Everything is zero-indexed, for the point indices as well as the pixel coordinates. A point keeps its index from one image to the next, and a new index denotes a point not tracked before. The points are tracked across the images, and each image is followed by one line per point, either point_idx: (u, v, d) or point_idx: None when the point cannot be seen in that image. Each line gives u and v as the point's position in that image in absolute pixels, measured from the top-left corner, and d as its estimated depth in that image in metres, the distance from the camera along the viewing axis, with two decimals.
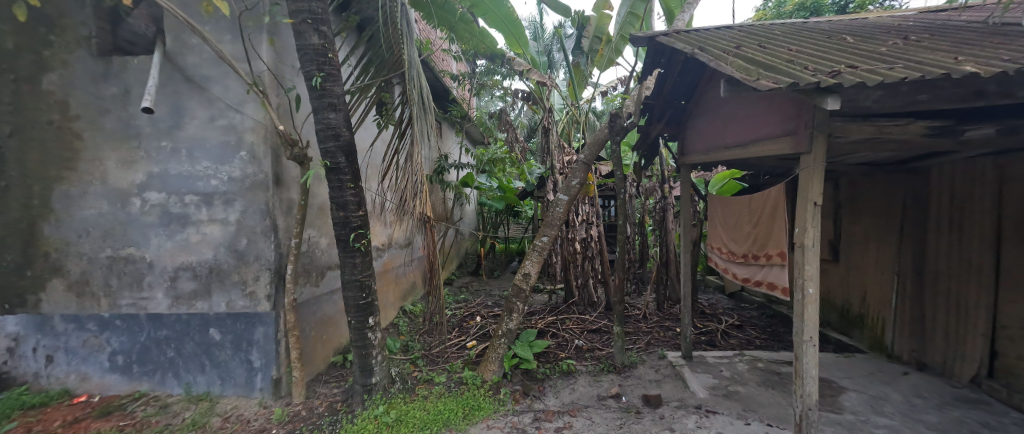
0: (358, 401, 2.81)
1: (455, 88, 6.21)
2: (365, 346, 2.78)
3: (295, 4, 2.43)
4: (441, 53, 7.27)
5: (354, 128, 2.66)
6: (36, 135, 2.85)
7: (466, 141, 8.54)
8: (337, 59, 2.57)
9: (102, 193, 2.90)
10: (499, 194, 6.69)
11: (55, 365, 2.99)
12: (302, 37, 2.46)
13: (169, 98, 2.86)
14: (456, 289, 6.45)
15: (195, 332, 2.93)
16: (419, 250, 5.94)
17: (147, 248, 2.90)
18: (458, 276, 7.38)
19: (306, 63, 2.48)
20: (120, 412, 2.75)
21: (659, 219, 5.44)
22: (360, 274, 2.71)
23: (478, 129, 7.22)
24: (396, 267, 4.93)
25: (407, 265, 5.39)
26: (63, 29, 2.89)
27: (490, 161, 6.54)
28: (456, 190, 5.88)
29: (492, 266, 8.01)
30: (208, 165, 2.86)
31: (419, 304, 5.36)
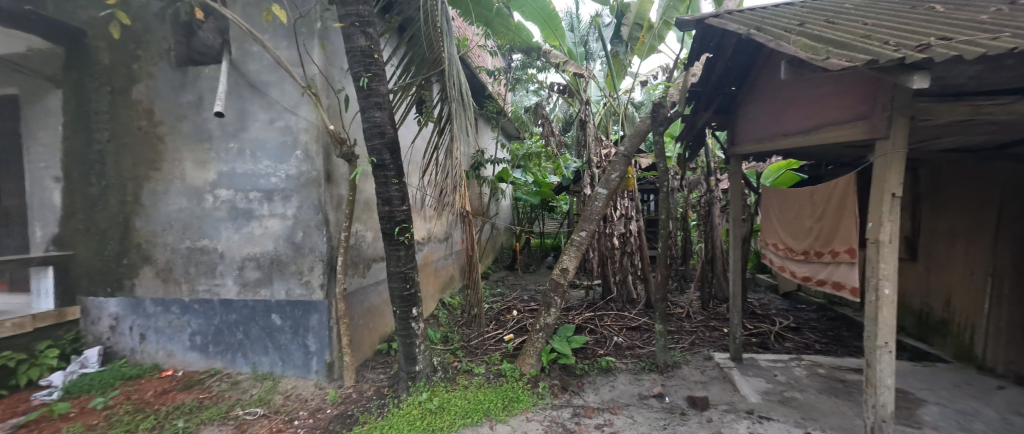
0: (404, 387, 2.96)
1: (490, 82, 6.21)
2: (409, 335, 2.91)
3: (344, 9, 2.56)
4: (478, 49, 7.31)
5: (398, 126, 2.77)
6: (131, 139, 3.25)
7: (501, 135, 8.55)
8: (382, 59, 2.67)
9: (181, 191, 3.23)
10: (535, 188, 6.68)
11: (147, 342, 3.38)
12: (350, 39, 2.58)
13: (235, 102, 3.12)
14: (492, 282, 6.53)
15: (259, 317, 3.20)
16: (457, 243, 6.08)
17: (219, 240, 3.20)
18: (493, 270, 7.46)
19: (355, 64, 2.60)
20: (200, 386, 3.08)
21: (703, 212, 5.18)
22: (405, 266, 2.83)
23: (513, 124, 7.22)
24: (435, 260, 5.07)
25: (445, 258, 5.50)
26: (147, 44, 3.21)
27: (526, 155, 6.47)
28: (491, 185, 5.91)
29: (527, 261, 7.89)
30: (269, 164, 3.09)
31: (457, 296, 5.50)
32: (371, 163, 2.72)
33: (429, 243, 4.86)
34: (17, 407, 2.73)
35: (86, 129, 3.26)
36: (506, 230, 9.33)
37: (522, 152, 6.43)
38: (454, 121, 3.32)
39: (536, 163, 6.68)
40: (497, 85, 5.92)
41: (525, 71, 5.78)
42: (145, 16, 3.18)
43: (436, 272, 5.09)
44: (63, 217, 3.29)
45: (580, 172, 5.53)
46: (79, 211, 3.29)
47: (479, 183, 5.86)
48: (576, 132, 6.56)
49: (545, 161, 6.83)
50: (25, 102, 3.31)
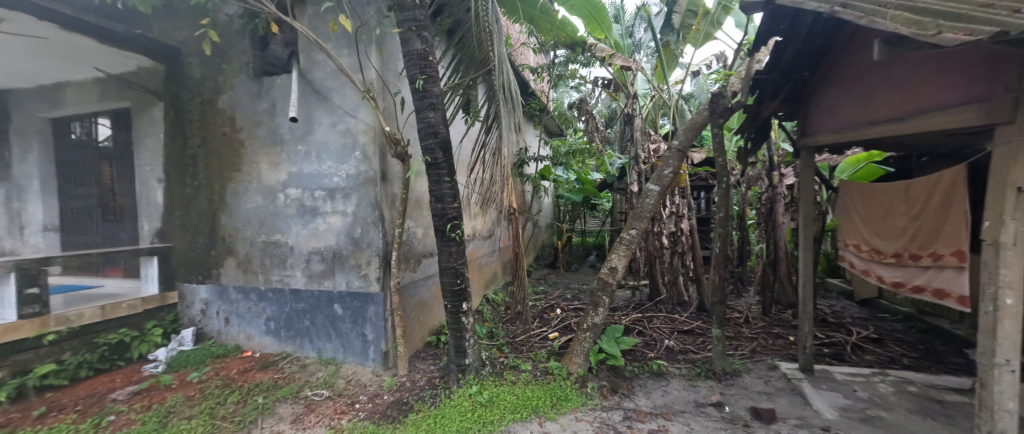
0: (454, 378, 3.07)
1: (533, 79, 6.17)
2: (459, 329, 3.00)
3: (402, 15, 2.69)
4: (520, 48, 7.28)
5: (450, 125, 2.87)
6: (218, 145, 3.65)
7: (543, 133, 8.45)
8: (436, 61, 2.78)
9: (257, 190, 3.57)
10: (577, 186, 6.50)
11: (230, 325, 3.78)
12: (407, 43, 2.72)
13: (304, 108, 3.39)
14: (534, 280, 6.51)
15: (323, 307, 3.47)
16: (500, 241, 6.13)
17: (289, 235, 3.51)
18: (535, 268, 7.43)
19: (411, 67, 2.73)
20: (274, 366, 3.42)
21: (764, 210, 4.74)
22: (455, 262, 2.92)
23: (556, 122, 7.12)
24: (479, 257, 5.16)
25: (488, 255, 5.59)
26: (230, 58, 3.57)
27: (569, 152, 6.41)
28: (534, 184, 5.89)
29: (569, 259, 7.76)
30: (332, 164, 3.33)
31: (500, 293, 5.55)
32: (424, 162, 2.84)
33: (474, 240, 4.96)
34: (132, 377, 3.26)
35: (184, 137, 3.72)
36: (548, 228, 9.24)
37: (565, 150, 6.37)
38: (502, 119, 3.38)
39: (579, 159, 6.51)
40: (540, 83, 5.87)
41: (569, 67, 5.66)
42: (229, 32, 3.53)
43: (480, 269, 5.18)
44: (166, 215, 3.82)
45: (626, 168, 5.33)
46: (179, 209, 3.79)
47: (523, 180, 5.86)
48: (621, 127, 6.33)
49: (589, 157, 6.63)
50: (137, 115, 3.83)
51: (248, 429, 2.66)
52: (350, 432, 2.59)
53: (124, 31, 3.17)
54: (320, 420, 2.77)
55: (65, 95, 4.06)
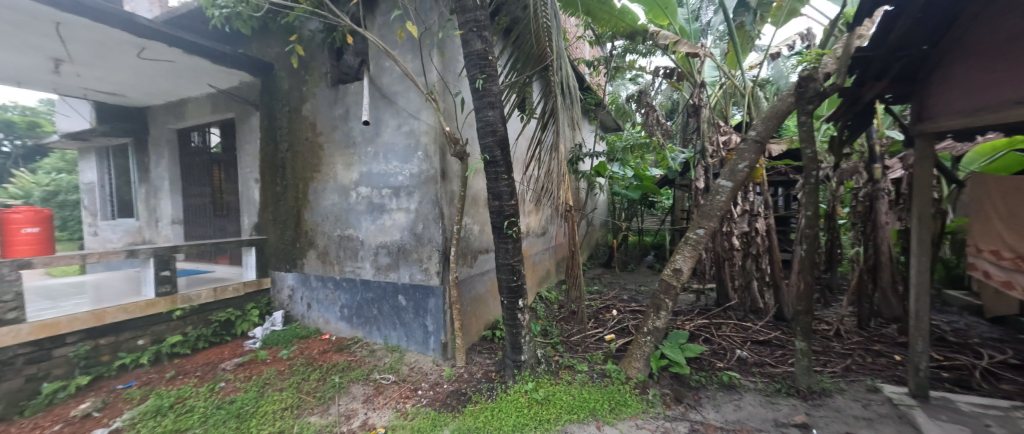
0: (510, 374, 3.12)
1: (589, 74, 5.99)
2: (515, 325, 3.04)
3: (464, 17, 2.80)
4: (575, 42, 7.11)
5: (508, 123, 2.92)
6: (303, 149, 4.08)
7: (598, 129, 8.13)
8: (495, 60, 2.85)
9: (334, 189, 3.93)
10: (635, 183, 6.11)
11: (311, 310, 4.21)
12: (469, 44, 2.81)
13: (374, 112, 3.65)
14: (588, 279, 6.33)
15: (389, 297, 3.72)
16: (553, 238, 6.06)
17: (360, 230, 3.81)
18: (590, 267, 7.20)
19: (472, 68, 2.83)
20: (348, 350, 3.75)
21: (860, 208, 4.13)
22: (512, 259, 2.96)
23: (614, 116, 6.84)
24: (533, 254, 5.15)
25: (542, 252, 5.59)
26: (312, 69, 3.96)
27: (626, 148, 5.93)
28: (589, 180, 5.72)
29: (626, 259, 7.39)
30: (397, 164, 3.55)
31: (554, 291, 5.50)
32: (483, 161, 2.92)
33: (528, 237, 4.96)
34: (236, 350, 3.79)
35: (275, 142, 4.22)
36: (602, 226, 8.91)
37: (621, 144, 5.89)
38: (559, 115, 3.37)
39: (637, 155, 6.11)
40: (596, 77, 5.67)
41: (627, 58, 5.39)
42: (311, 46, 3.92)
43: (533, 266, 5.18)
44: (261, 211, 4.37)
45: (690, 164, 4.96)
46: (271, 206, 4.31)
47: (579, 178, 5.74)
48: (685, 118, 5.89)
49: (649, 152, 6.28)
50: (239, 124, 4.42)
51: (327, 404, 2.97)
52: (414, 416, 2.77)
53: (229, 51, 3.68)
54: (387, 403, 3.00)
55: (185, 108, 4.78)
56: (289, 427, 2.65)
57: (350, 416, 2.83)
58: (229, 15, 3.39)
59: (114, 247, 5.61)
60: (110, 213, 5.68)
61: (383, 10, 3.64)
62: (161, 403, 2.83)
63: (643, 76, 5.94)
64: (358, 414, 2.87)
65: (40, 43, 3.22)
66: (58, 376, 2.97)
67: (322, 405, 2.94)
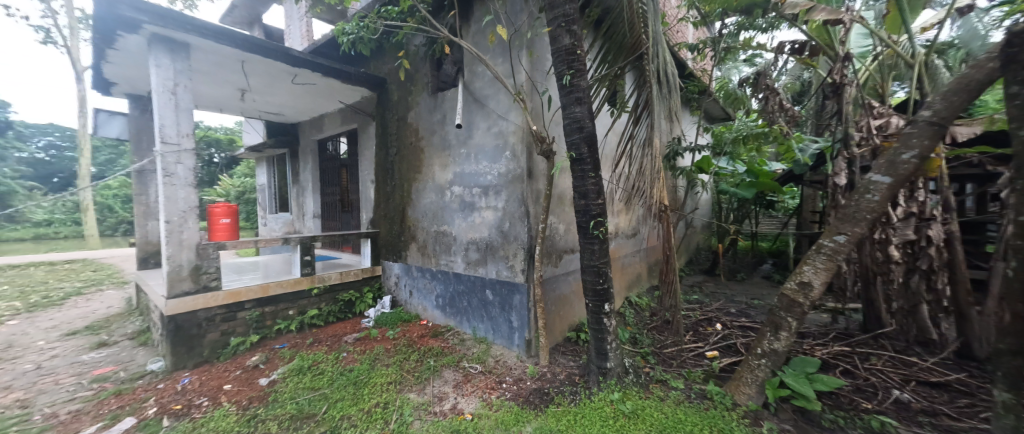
0: (595, 380, 3.01)
1: (692, 58, 5.41)
2: (601, 330, 2.92)
3: (553, 13, 2.79)
4: (677, 25, 6.47)
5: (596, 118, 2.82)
6: (408, 152, 4.56)
7: (703, 120, 7.26)
8: (584, 54, 2.77)
9: (432, 188, 4.30)
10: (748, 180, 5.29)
11: (413, 297, 4.69)
12: (557, 40, 2.79)
13: (467, 116, 3.89)
14: (687, 287, 5.72)
15: (477, 290, 3.93)
16: (647, 240, 5.66)
17: (453, 226, 4.10)
18: (689, 273, 6.49)
19: (559, 64, 2.80)
20: (442, 336, 4.08)
21: None
22: (598, 261, 2.85)
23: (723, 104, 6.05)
24: (622, 256, 4.90)
25: (633, 255, 5.27)
26: (416, 80, 4.38)
27: (736, 140, 5.25)
28: (689, 177, 5.16)
29: (735, 266, 6.47)
30: (487, 164, 3.73)
31: (646, 297, 5.14)
32: (569, 158, 2.87)
33: (617, 238, 4.74)
34: (355, 326, 4.44)
35: (387, 147, 4.81)
36: (705, 228, 7.96)
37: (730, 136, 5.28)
38: (654, 107, 3.11)
39: (751, 148, 5.31)
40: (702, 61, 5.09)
41: (741, 36, 4.69)
42: (416, 59, 4.35)
43: (622, 268, 4.92)
44: (376, 208, 5.04)
45: (827, 155, 4.09)
46: (383, 203, 4.93)
47: (678, 174, 5.23)
48: (819, 101, 4.89)
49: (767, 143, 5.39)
50: (362, 133, 5.16)
51: (423, 384, 3.27)
52: (498, 408, 2.88)
53: (353, 70, 4.33)
54: (475, 391, 3.18)
55: (324, 122, 5.78)
56: (393, 401, 2.99)
57: (442, 398, 3.08)
58: (353, 40, 3.95)
59: (276, 235, 7.08)
60: (274, 208, 7.19)
61: (477, 18, 3.86)
62: (302, 364, 3.48)
63: (763, 55, 5.11)
64: (449, 397, 3.09)
65: (232, 78, 4.25)
66: (240, 333, 3.89)
67: (419, 384, 3.26)
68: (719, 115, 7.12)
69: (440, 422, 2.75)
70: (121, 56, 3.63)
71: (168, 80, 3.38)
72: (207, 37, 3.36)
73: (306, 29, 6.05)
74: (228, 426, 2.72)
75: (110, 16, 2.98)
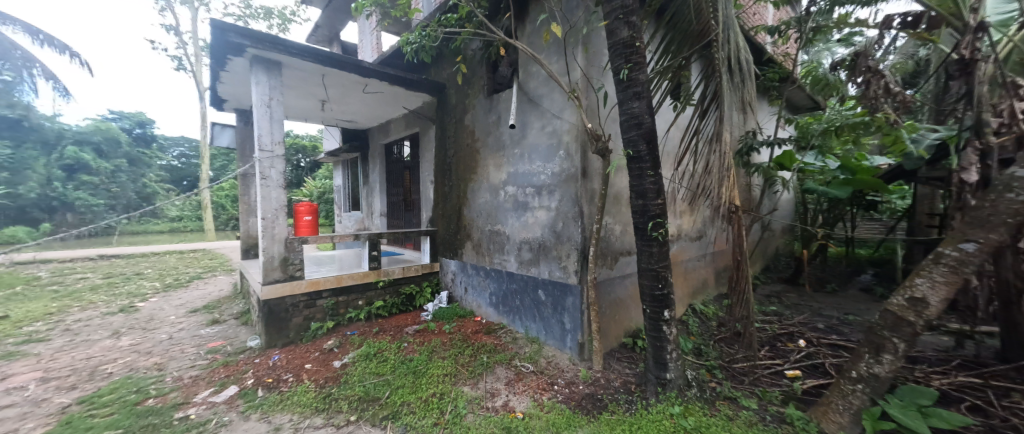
0: (652, 391, 2.85)
1: (772, 41, 4.85)
2: (660, 338, 2.75)
3: (610, 6, 2.69)
4: (754, 7, 5.84)
5: (656, 114, 2.66)
6: (465, 153, 4.71)
7: (785, 111, 6.49)
8: (644, 46, 2.63)
9: (487, 188, 4.39)
10: (842, 177, 4.58)
11: (467, 293, 4.85)
12: (614, 33, 2.69)
13: (521, 116, 3.92)
14: (764, 296, 5.15)
15: (530, 290, 3.94)
16: (715, 244, 5.22)
17: (507, 226, 4.15)
18: (766, 281, 5.84)
19: (616, 58, 2.69)
20: (495, 333, 4.16)
21: None
22: (657, 264, 2.68)
23: (810, 90, 5.35)
24: (685, 260, 4.59)
25: (698, 259, 4.88)
26: (474, 83, 4.51)
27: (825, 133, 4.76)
28: (767, 173, 4.65)
29: (825, 276, 5.68)
30: (540, 164, 3.72)
31: (713, 306, 4.73)
32: (627, 156, 2.75)
33: (679, 241, 4.45)
34: (416, 319, 4.71)
35: (446, 149, 5.02)
36: (787, 232, 7.11)
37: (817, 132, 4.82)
38: (723, 98, 2.85)
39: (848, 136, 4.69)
40: (784, 44, 4.55)
41: (835, 13, 4.10)
42: (474, 63, 4.48)
43: (686, 273, 4.60)
44: (436, 207, 5.29)
45: (951, 146, 3.40)
46: (442, 203, 5.16)
47: (752, 171, 4.73)
48: (940, 82, 4.10)
49: (868, 134, 4.65)
50: (423, 136, 5.45)
51: (477, 379, 3.36)
52: (550, 409, 2.85)
53: (416, 77, 4.60)
54: (526, 390, 3.18)
55: (390, 127, 6.21)
56: (448, 393, 3.12)
57: (494, 394, 3.13)
58: (416, 48, 4.17)
59: (349, 231, 7.77)
60: (347, 207, 7.90)
61: (533, 18, 3.87)
62: (369, 350, 3.77)
63: (863, 33, 4.41)
64: (501, 394, 3.14)
65: (314, 90, 4.75)
66: (319, 318, 4.33)
67: (473, 379, 3.35)
68: (805, 105, 6.31)
69: (492, 418, 2.80)
70: (230, 76, 4.25)
71: (264, 95, 3.88)
72: (294, 55, 3.79)
73: (377, 42, 6.55)
74: (308, 402, 3.06)
75: (221, 42, 3.49)
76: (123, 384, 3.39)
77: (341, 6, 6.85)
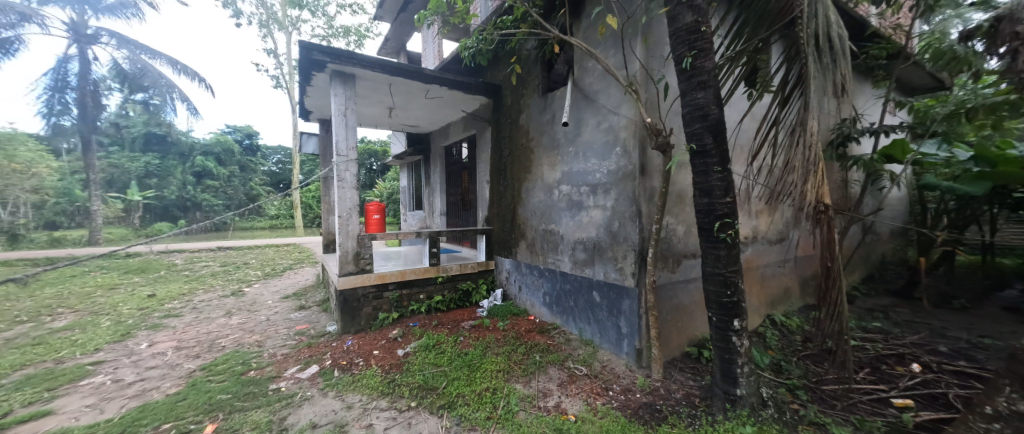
0: (720, 407, 2.61)
1: (875, 12, 4.15)
2: (729, 350, 2.51)
3: None
4: None
5: (725, 104, 2.43)
6: (520, 153, 4.75)
7: (897, 93, 5.50)
8: (710, 30, 2.42)
9: (541, 187, 4.38)
10: (975, 170, 3.75)
11: (521, 292, 4.89)
12: (677, 20, 2.52)
13: (575, 114, 3.85)
14: (865, 311, 4.43)
15: (584, 291, 3.85)
16: (799, 248, 4.63)
17: (561, 225, 4.11)
18: (868, 293, 5.01)
19: (679, 46, 2.51)
20: (548, 333, 4.13)
21: None
22: (725, 268, 2.44)
23: (929, 66, 4.46)
24: (761, 265, 4.14)
25: (777, 265, 4.37)
26: (528, 83, 4.52)
27: (952, 116, 4.00)
28: (870, 165, 3.97)
29: (951, 289, 4.71)
30: (595, 162, 3.62)
31: (797, 318, 4.20)
32: (690, 151, 2.55)
33: (753, 243, 4.03)
34: (472, 314, 4.87)
35: (502, 150, 5.10)
36: (897, 235, 6.03)
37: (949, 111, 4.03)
38: (809, 83, 2.49)
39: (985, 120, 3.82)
40: (893, 14, 3.85)
41: None
42: (529, 63, 4.49)
43: (761, 280, 4.15)
44: (492, 206, 5.41)
45: None
46: (498, 202, 5.27)
47: (848, 165, 4.10)
48: None
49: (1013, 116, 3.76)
50: (481, 137, 5.62)
51: (529, 377, 3.37)
52: (604, 415, 2.76)
53: (474, 81, 4.77)
54: (580, 393, 3.11)
55: (450, 130, 6.49)
56: (500, 389, 3.17)
57: (546, 394, 3.12)
58: (474, 53, 4.29)
59: (413, 229, 8.29)
60: (411, 206, 8.42)
61: (589, 12, 3.78)
62: (429, 342, 4.00)
63: None
64: (554, 395, 3.11)
65: (383, 99, 5.15)
66: (385, 309, 4.69)
67: (525, 377, 3.37)
68: (924, 84, 5.29)
69: (543, 418, 2.78)
70: (314, 90, 4.78)
71: (341, 105, 4.30)
72: (367, 67, 4.15)
73: (440, 50, 6.90)
74: (375, 385, 3.33)
75: (306, 60, 3.95)
76: (232, 356, 4.00)
77: (408, 19, 7.34)
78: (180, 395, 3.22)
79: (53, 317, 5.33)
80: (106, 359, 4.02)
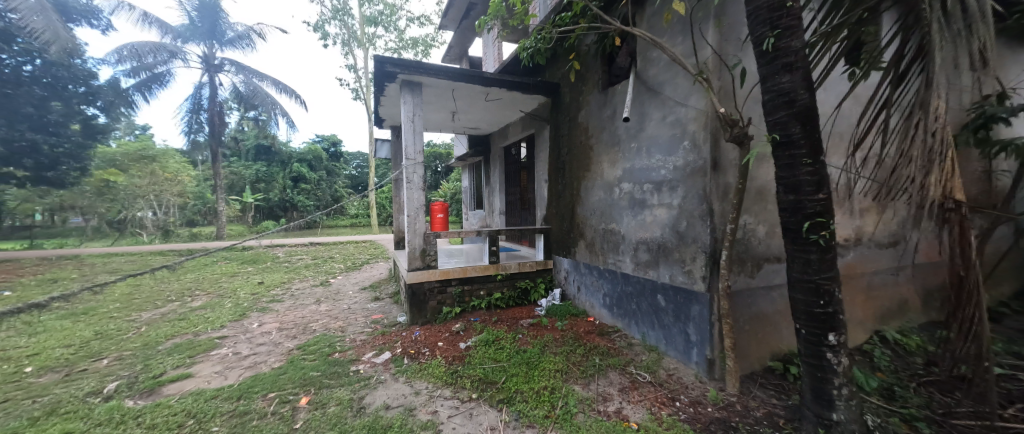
0: (811, 430, 2.30)
1: None
2: (822, 368, 2.19)
3: None
4: None
5: (817, 87, 2.13)
6: (579, 151, 4.66)
7: None
8: (797, 5, 2.14)
9: (601, 186, 4.26)
10: None
11: (580, 293, 4.81)
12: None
13: (639, 108, 3.67)
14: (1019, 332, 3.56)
15: (647, 294, 3.66)
16: (920, 253, 3.87)
17: (622, 225, 3.94)
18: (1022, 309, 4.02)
19: (758, 26, 2.25)
20: (608, 336, 4.00)
21: None
22: (817, 275, 2.14)
23: None
24: (866, 272, 3.56)
25: (889, 273, 3.72)
26: (589, 79, 4.41)
27: None
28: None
29: None
30: (660, 158, 3.41)
31: (917, 335, 3.53)
32: (772, 142, 2.28)
33: (856, 247, 3.47)
34: (530, 312, 4.91)
35: (561, 148, 5.05)
36: None
37: None
38: (932, 56, 2.05)
39: None
40: None
41: None
42: (589, 59, 4.39)
43: (867, 289, 3.56)
44: (551, 205, 5.39)
45: None
46: (556, 201, 5.22)
47: (993, 153, 3.33)
48: None
49: None
50: (540, 137, 5.62)
51: (588, 379, 3.30)
52: (669, 426, 2.60)
53: (534, 81, 4.79)
54: (643, 400, 2.96)
55: (510, 130, 6.58)
56: (558, 389, 3.15)
57: (607, 398, 3.02)
58: (532, 53, 4.29)
59: (473, 228, 8.60)
60: (473, 206, 8.74)
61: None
62: (488, 337, 4.11)
63: None
64: (614, 400, 3.00)
65: (447, 104, 5.41)
66: (449, 304, 4.92)
67: (584, 379, 3.30)
68: None
69: (603, 422, 2.71)
70: (386, 99, 5.19)
71: (409, 112, 4.60)
72: (433, 74, 4.39)
73: (500, 53, 7.04)
74: (439, 374, 3.53)
75: (380, 72, 4.30)
76: (321, 339, 4.52)
77: (470, 25, 7.62)
78: (282, 370, 3.73)
79: (192, 298, 6.54)
80: (228, 335, 4.82)
